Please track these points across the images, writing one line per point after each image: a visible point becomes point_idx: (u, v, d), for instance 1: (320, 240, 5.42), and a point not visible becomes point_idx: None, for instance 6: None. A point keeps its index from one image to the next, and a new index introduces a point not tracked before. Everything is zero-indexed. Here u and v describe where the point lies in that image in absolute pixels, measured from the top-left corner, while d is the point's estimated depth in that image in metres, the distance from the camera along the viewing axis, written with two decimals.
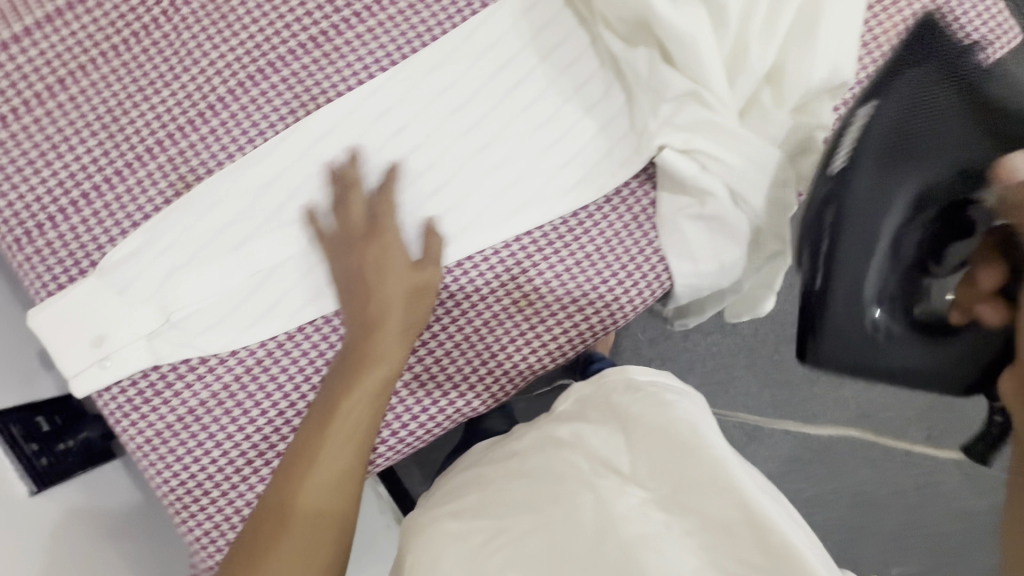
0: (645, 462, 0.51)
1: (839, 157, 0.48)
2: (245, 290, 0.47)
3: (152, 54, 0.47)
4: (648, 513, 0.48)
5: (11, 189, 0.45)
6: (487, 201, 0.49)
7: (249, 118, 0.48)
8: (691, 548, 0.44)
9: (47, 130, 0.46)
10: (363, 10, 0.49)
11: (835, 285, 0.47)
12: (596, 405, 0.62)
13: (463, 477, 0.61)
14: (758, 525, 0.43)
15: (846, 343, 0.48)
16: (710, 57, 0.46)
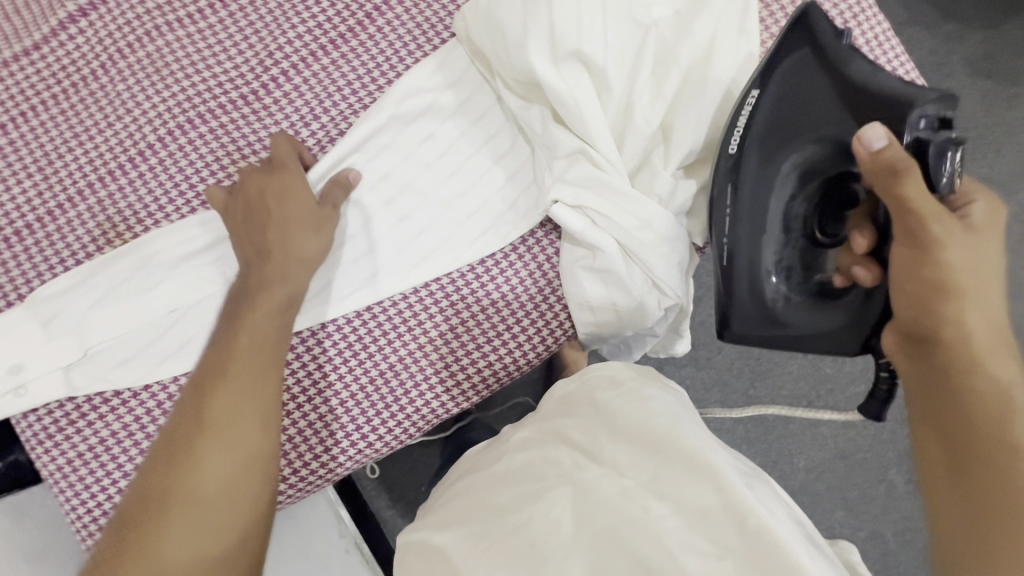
0: (624, 452, 0.55)
1: (733, 141, 0.61)
2: (169, 323, 0.62)
3: (185, 132, 0.64)
4: (633, 496, 0.51)
5: (67, 236, 0.62)
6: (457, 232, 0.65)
7: (176, 163, 0.63)
8: (675, 529, 0.48)
9: (101, 191, 0.63)
10: (334, 84, 0.66)
11: (737, 264, 0.62)
12: (577, 400, 0.65)
13: (459, 481, 0.65)
14: (734, 510, 0.48)
15: (750, 322, 0.63)
16: (591, 120, 0.62)
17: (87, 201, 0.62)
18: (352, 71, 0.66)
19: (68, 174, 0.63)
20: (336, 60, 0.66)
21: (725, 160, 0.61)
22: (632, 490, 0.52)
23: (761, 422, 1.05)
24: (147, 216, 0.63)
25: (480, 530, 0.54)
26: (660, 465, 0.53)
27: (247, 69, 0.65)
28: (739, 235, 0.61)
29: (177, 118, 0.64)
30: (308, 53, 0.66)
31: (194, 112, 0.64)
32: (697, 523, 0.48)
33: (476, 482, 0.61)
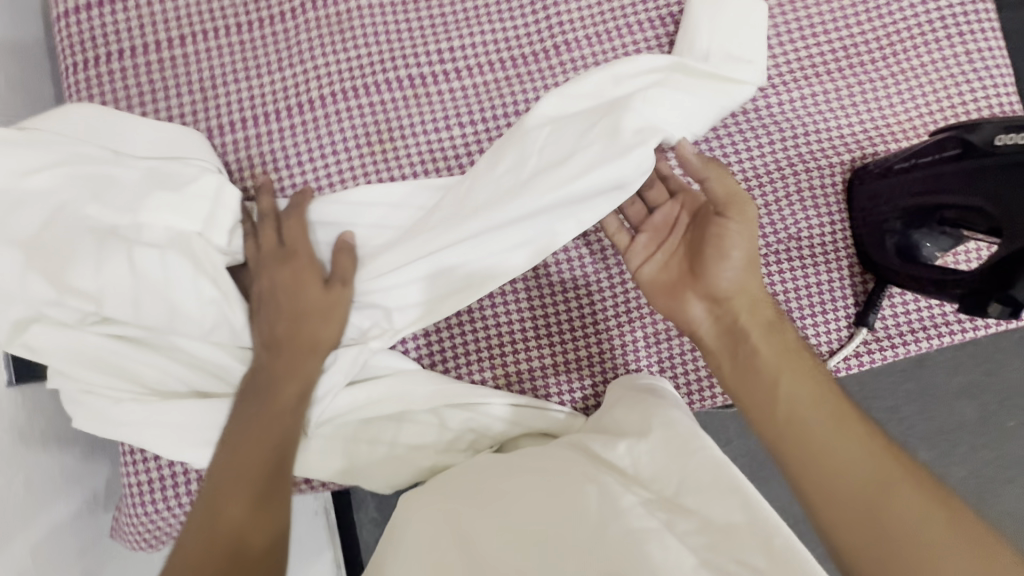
0: (649, 462, 0.49)
1: (1004, 138, 0.48)
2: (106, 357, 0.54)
3: (322, 69, 0.61)
4: (652, 510, 0.44)
5: (173, 98, 0.61)
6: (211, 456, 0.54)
7: (298, 101, 0.61)
8: (698, 547, 0.41)
9: (213, 71, 0.61)
10: (487, 65, 0.63)
11: (918, 160, 0.54)
12: (602, 428, 0.57)
13: (439, 486, 0.56)
14: (762, 526, 0.41)
15: (878, 189, 0.57)
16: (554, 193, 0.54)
17: (235, 133, 0.61)
18: (532, 89, 0.63)
19: (224, 104, 0.61)
20: (493, 27, 0.63)
21: (971, 137, 0.50)
22: (648, 505, 0.45)
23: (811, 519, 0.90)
24: (280, 166, 0.61)
25: (451, 531, 0.48)
26: (686, 467, 0.47)
27: (417, 55, 0.62)
28: (856, 194, 0.59)
29: (334, 85, 0.61)
30: (456, 39, 0.63)
31: (356, 83, 0.61)
32: (719, 538, 0.42)
33: (462, 472, 0.56)
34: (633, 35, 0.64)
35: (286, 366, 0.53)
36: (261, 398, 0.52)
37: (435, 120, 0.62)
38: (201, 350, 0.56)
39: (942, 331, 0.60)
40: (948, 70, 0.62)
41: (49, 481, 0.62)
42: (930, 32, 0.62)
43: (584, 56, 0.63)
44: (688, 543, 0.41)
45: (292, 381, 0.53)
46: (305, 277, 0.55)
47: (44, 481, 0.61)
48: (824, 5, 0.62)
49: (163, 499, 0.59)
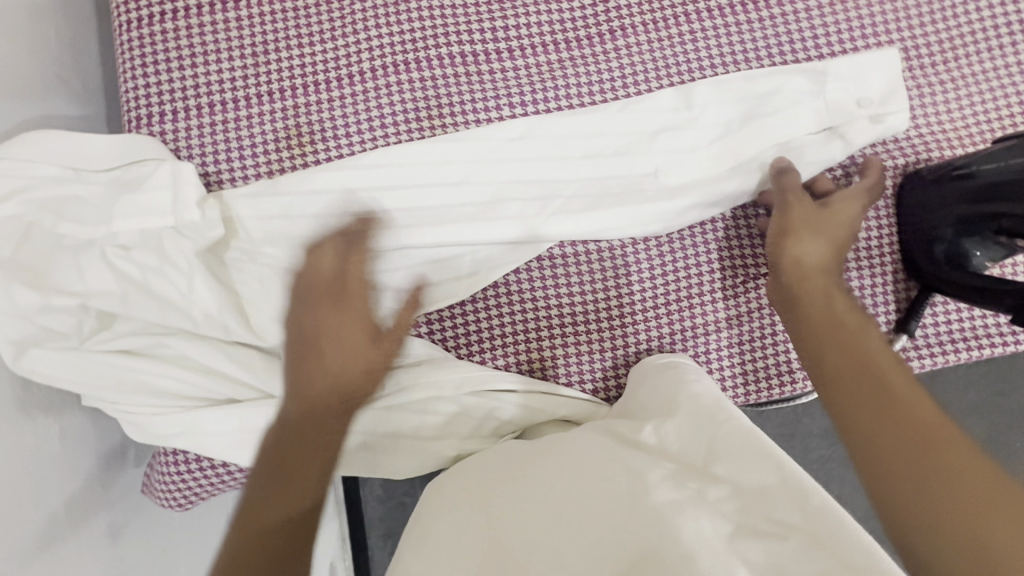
0: (673, 435, 0.50)
1: None
2: (110, 370, 0.53)
3: (375, 41, 0.60)
4: (682, 482, 0.45)
5: (223, 58, 0.60)
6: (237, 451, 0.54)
7: (349, 72, 0.60)
8: (734, 512, 0.41)
9: (265, 34, 0.60)
10: (541, 47, 0.62)
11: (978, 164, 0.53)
12: (622, 412, 0.58)
13: (467, 469, 0.57)
14: (796, 490, 0.41)
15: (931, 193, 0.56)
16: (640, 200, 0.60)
17: (283, 100, 0.60)
18: (585, 73, 0.62)
19: (274, 70, 0.60)
20: (549, 9, 0.62)
21: None
22: (677, 478, 0.45)
23: None
24: (326, 136, 0.60)
25: (483, 511, 0.49)
26: (712, 437, 0.49)
27: (471, 32, 0.61)
28: (906, 198, 0.58)
29: (386, 57, 0.60)
30: (511, 19, 0.62)
31: (408, 57, 0.61)
32: (753, 503, 0.42)
33: (491, 453, 0.58)
34: (691, 24, 0.62)
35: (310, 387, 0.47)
36: (308, 384, 0.47)
37: (485, 98, 0.61)
38: (204, 356, 0.55)
39: (979, 344, 0.60)
40: (1008, 80, 0.61)
41: (85, 433, 0.63)
42: (994, 40, 0.61)
43: (639, 43, 0.62)
44: (723, 510, 0.41)
45: (321, 355, 0.49)
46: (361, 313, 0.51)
47: (81, 433, 0.62)
48: (885, 6, 0.61)
49: (193, 459, 0.60)
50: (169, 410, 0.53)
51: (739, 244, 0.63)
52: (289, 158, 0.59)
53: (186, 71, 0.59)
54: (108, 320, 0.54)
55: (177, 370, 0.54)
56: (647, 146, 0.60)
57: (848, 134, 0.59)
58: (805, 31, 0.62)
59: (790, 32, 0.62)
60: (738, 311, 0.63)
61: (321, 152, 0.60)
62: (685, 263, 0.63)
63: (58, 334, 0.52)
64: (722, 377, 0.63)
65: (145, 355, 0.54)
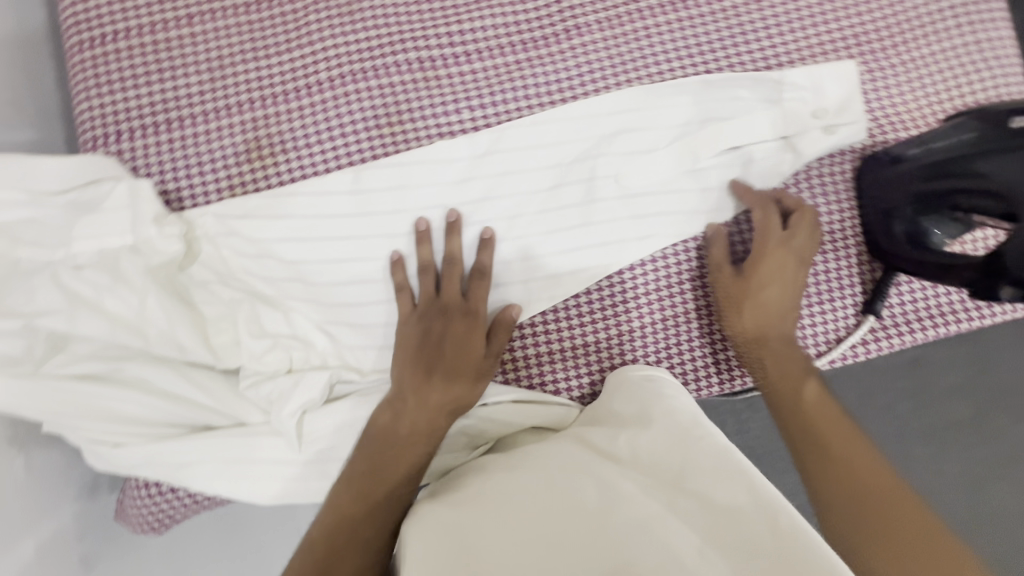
0: (647, 448, 0.50)
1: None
2: (70, 396, 0.51)
3: (332, 51, 0.60)
4: (651, 496, 0.44)
5: (179, 75, 0.59)
6: (207, 475, 0.54)
7: (307, 84, 0.60)
8: (702, 525, 0.41)
9: (220, 50, 0.60)
10: (498, 49, 0.62)
11: (925, 149, 0.53)
12: (600, 420, 0.57)
13: (444, 485, 0.56)
14: (766, 509, 0.41)
15: (884, 181, 0.57)
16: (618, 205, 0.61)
17: (242, 114, 0.59)
18: (544, 73, 0.62)
19: (232, 85, 0.59)
20: (504, 11, 0.62)
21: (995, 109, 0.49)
22: (645, 492, 0.45)
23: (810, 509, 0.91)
24: (287, 148, 0.59)
25: (452, 528, 0.48)
26: (686, 451, 0.48)
27: (428, 37, 0.61)
28: (866, 181, 0.59)
29: (344, 66, 0.60)
30: (467, 23, 0.62)
31: (365, 65, 0.60)
32: (721, 519, 0.41)
33: (469, 471, 0.57)
34: (646, 20, 0.62)
35: (430, 410, 0.54)
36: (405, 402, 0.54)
37: (445, 101, 0.61)
38: (169, 381, 0.54)
39: (948, 319, 0.61)
40: (957, 60, 0.62)
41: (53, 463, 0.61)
42: (940, 22, 0.62)
43: (596, 41, 0.62)
44: (690, 526, 0.41)
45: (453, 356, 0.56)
46: (500, 344, 0.58)
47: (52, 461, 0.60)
48: None
49: (164, 485, 0.59)
50: (135, 436, 0.53)
51: (708, 237, 0.63)
52: (251, 172, 0.59)
53: (142, 90, 0.59)
54: (61, 342, 0.52)
55: (141, 396, 0.53)
56: (609, 146, 0.61)
57: (801, 145, 0.61)
58: (760, 21, 0.62)
59: (743, 28, 0.62)
60: (708, 303, 0.63)
61: (283, 165, 0.59)
62: (655, 258, 0.63)
63: (9, 360, 0.50)
64: (696, 368, 0.63)
65: (107, 381, 0.53)
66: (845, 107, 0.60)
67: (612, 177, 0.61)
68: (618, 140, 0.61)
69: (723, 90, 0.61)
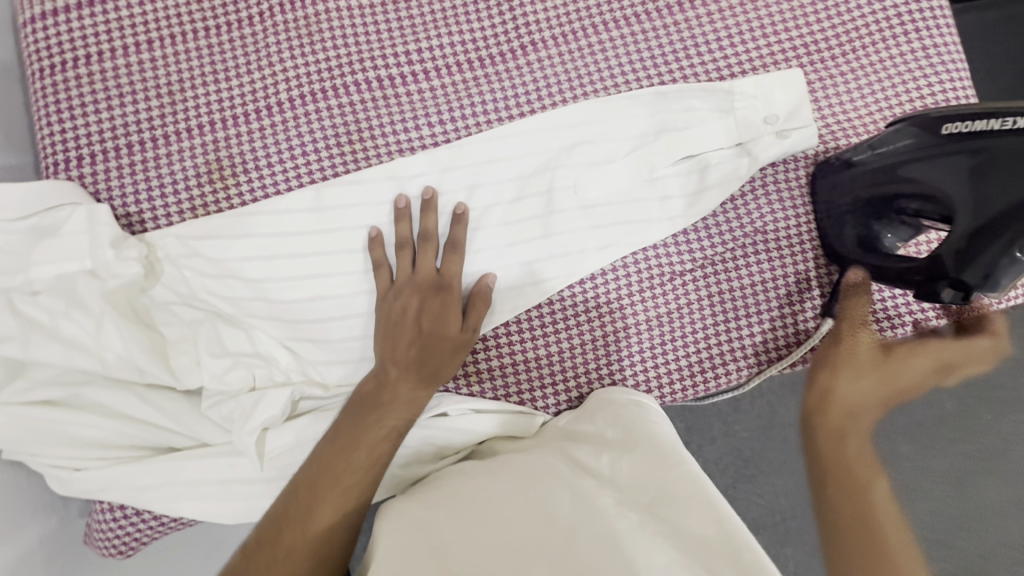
0: (627, 471, 0.49)
1: (957, 123, 0.48)
2: (29, 422, 0.51)
3: (290, 73, 0.61)
4: (621, 517, 0.44)
5: (139, 99, 0.60)
6: (168, 499, 0.53)
7: (267, 105, 0.61)
8: (667, 555, 0.40)
9: (180, 74, 0.61)
10: (455, 66, 0.63)
11: (869, 155, 0.54)
12: (585, 435, 0.57)
13: (421, 496, 0.56)
14: (732, 542, 0.39)
15: (835, 185, 0.58)
16: (577, 217, 0.62)
17: (202, 137, 0.60)
18: (501, 89, 0.63)
19: (192, 108, 0.60)
20: (461, 30, 0.63)
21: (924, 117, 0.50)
22: (615, 513, 0.44)
23: (791, 513, 0.90)
24: (248, 168, 0.60)
25: (423, 545, 0.49)
26: (664, 475, 0.47)
27: (385, 57, 0.62)
28: (819, 186, 0.60)
29: (303, 87, 0.61)
30: (423, 42, 0.63)
31: (324, 85, 0.61)
32: (687, 551, 0.40)
33: (444, 483, 0.57)
34: (600, 34, 0.63)
35: (407, 386, 0.56)
36: (382, 377, 0.56)
37: (403, 119, 0.62)
38: (129, 404, 0.54)
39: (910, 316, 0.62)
40: (904, 65, 0.63)
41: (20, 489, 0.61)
42: (886, 30, 0.64)
43: (550, 56, 0.63)
44: (656, 551, 0.40)
45: (427, 333, 0.57)
46: (476, 319, 0.58)
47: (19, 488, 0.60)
48: (784, 4, 0.63)
49: (130, 509, 0.58)
50: (95, 460, 0.53)
51: (668, 246, 0.64)
52: (212, 193, 0.60)
53: (103, 115, 0.60)
54: (19, 369, 0.52)
55: (101, 419, 0.53)
56: (567, 159, 0.62)
57: (755, 151, 0.61)
58: (712, 33, 0.63)
59: (694, 40, 0.63)
60: (671, 312, 0.64)
61: (244, 185, 0.60)
62: (616, 268, 0.64)
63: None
64: (661, 376, 0.64)
65: (67, 406, 0.53)
66: (795, 115, 0.61)
67: (570, 189, 0.62)
68: (576, 152, 0.62)
69: (677, 101, 0.62)
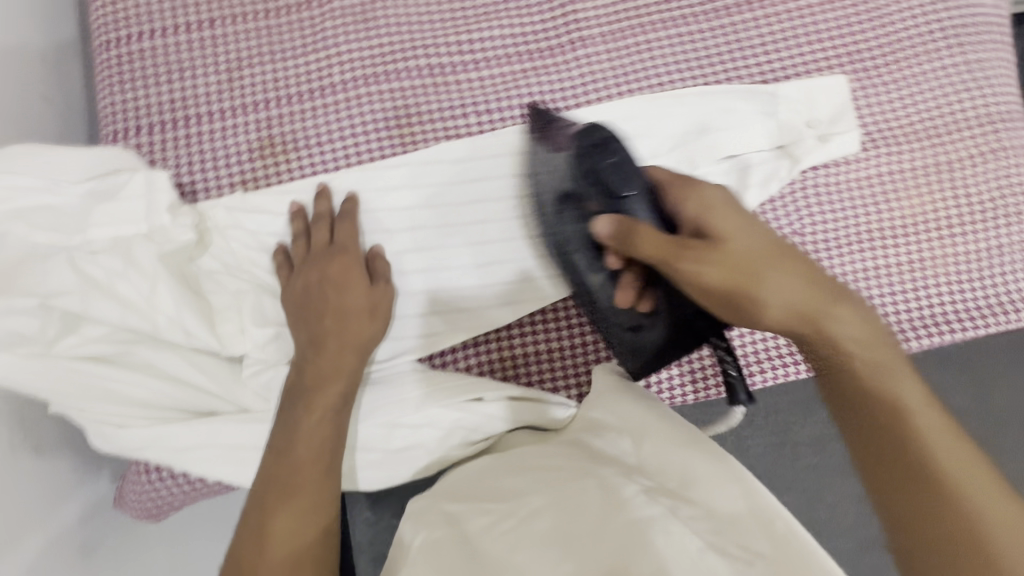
0: (649, 454, 0.50)
1: None
2: (81, 376, 0.53)
3: (345, 56, 0.63)
4: (655, 498, 0.44)
5: (199, 74, 0.62)
6: (207, 461, 0.54)
7: (321, 86, 0.63)
8: (700, 532, 0.40)
9: (240, 52, 0.63)
10: (505, 58, 0.64)
11: None
12: (599, 422, 0.56)
13: (449, 488, 0.55)
14: (763, 516, 0.41)
15: None
16: None
17: (257, 114, 0.62)
18: (549, 81, 0.64)
19: (249, 85, 0.62)
20: (512, 24, 0.65)
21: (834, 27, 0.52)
22: (648, 494, 0.45)
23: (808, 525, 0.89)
24: (298, 146, 0.62)
25: (459, 536, 0.48)
26: (687, 455, 0.47)
27: (437, 45, 0.64)
28: None
29: (356, 71, 0.63)
30: (475, 33, 0.64)
31: (377, 70, 0.63)
32: (719, 526, 0.41)
33: (470, 474, 0.56)
34: (647, 34, 0.65)
35: (331, 358, 0.55)
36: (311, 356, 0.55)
37: (452, 106, 0.63)
38: (177, 366, 0.56)
39: (945, 328, 0.62)
40: (949, 79, 0.64)
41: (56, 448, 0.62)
42: (931, 43, 0.64)
43: (598, 52, 0.64)
44: (692, 529, 0.41)
45: (340, 308, 0.56)
46: (382, 271, 0.58)
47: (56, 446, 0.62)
48: (831, 13, 0.65)
49: (162, 471, 0.59)
50: (138, 418, 0.54)
51: None
52: (263, 167, 0.61)
53: (164, 88, 0.62)
54: (74, 323, 0.54)
55: (149, 379, 0.55)
56: None
57: (796, 154, 0.63)
58: (757, 38, 0.65)
59: (740, 43, 0.65)
60: None
61: (294, 162, 0.62)
62: None
63: (26, 340, 0.52)
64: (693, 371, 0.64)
65: (116, 363, 0.54)
66: (838, 121, 0.63)
67: None
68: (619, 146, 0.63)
69: (721, 101, 0.63)
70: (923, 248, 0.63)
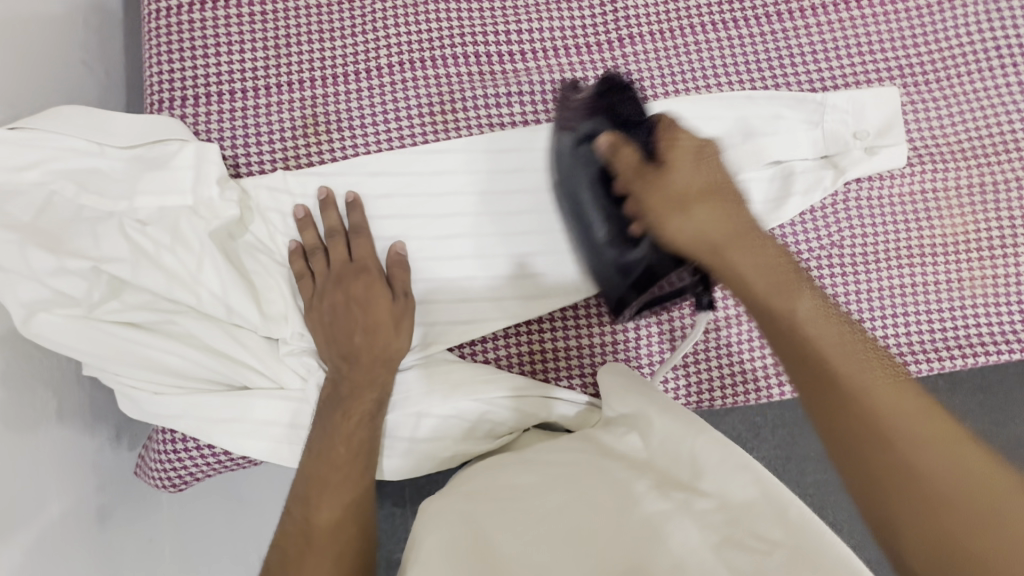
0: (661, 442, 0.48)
1: None
2: (121, 341, 0.53)
3: (392, 38, 0.63)
4: (668, 492, 0.43)
5: (248, 48, 0.62)
6: (237, 434, 0.54)
7: (366, 67, 0.62)
8: (713, 525, 0.40)
9: (289, 29, 0.63)
10: (552, 51, 0.64)
11: None
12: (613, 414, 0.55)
13: (465, 477, 0.54)
14: (777, 504, 0.40)
15: None
16: None
17: (302, 91, 0.62)
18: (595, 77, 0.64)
19: (295, 62, 0.62)
20: (561, 16, 0.64)
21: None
22: (661, 487, 0.44)
23: None
24: (340, 126, 0.62)
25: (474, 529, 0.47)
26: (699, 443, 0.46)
27: (485, 33, 0.64)
28: None
29: (403, 54, 0.63)
30: (523, 23, 0.64)
31: (423, 55, 0.63)
32: (734, 518, 0.40)
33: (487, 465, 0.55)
34: (697, 35, 0.64)
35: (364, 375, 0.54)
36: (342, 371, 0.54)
37: (497, 96, 0.63)
38: (213, 338, 0.55)
39: (972, 350, 0.62)
40: (998, 99, 0.64)
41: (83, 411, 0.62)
42: (983, 61, 0.64)
43: (647, 51, 0.64)
44: (706, 523, 0.40)
45: (364, 327, 0.55)
46: (401, 283, 0.58)
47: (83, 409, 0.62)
48: (883, 25, 0.64)
49: (187, 441, 0.59)
50: (172, 387, 0.54)
51: None
52: (305, 146, 0.61)
53: (212, 59, 0.61)
54: (118, 288, 0.54)
55: (186, 349, 0.55)
56: None
57: (841, 165, 0.62)
58: (807, 45, 0.64)
59: (790, 50, 0.64)
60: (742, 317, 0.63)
61: (335, 142, 0.61)
62: None
63: (68, 300, 0.52)
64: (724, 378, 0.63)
65: (156, 331, 0.55)
66: (885, 134, 0.62)
67: None
68: None
69: (767, 107, 0.63)
70: (961, 267, 0.62)
